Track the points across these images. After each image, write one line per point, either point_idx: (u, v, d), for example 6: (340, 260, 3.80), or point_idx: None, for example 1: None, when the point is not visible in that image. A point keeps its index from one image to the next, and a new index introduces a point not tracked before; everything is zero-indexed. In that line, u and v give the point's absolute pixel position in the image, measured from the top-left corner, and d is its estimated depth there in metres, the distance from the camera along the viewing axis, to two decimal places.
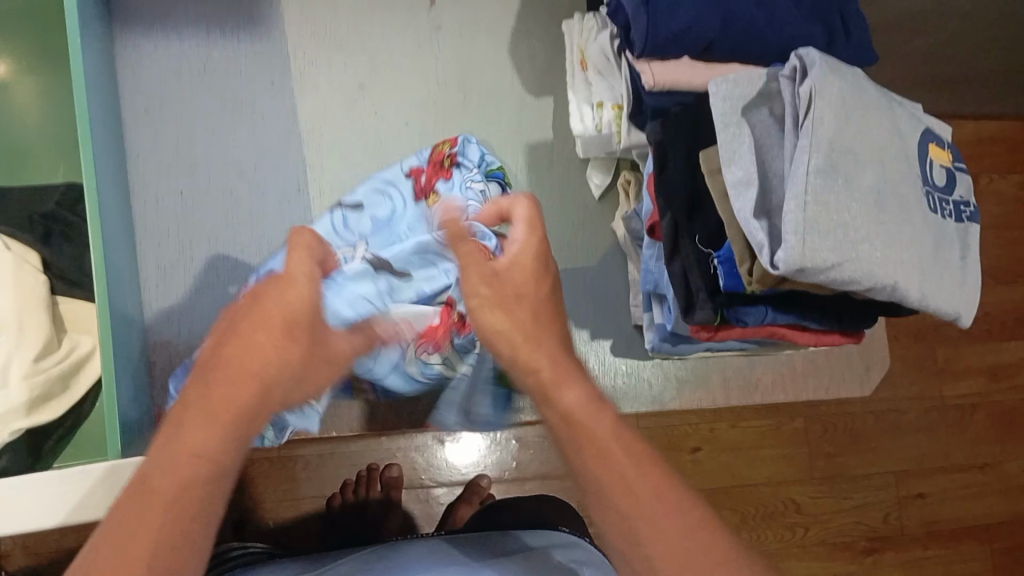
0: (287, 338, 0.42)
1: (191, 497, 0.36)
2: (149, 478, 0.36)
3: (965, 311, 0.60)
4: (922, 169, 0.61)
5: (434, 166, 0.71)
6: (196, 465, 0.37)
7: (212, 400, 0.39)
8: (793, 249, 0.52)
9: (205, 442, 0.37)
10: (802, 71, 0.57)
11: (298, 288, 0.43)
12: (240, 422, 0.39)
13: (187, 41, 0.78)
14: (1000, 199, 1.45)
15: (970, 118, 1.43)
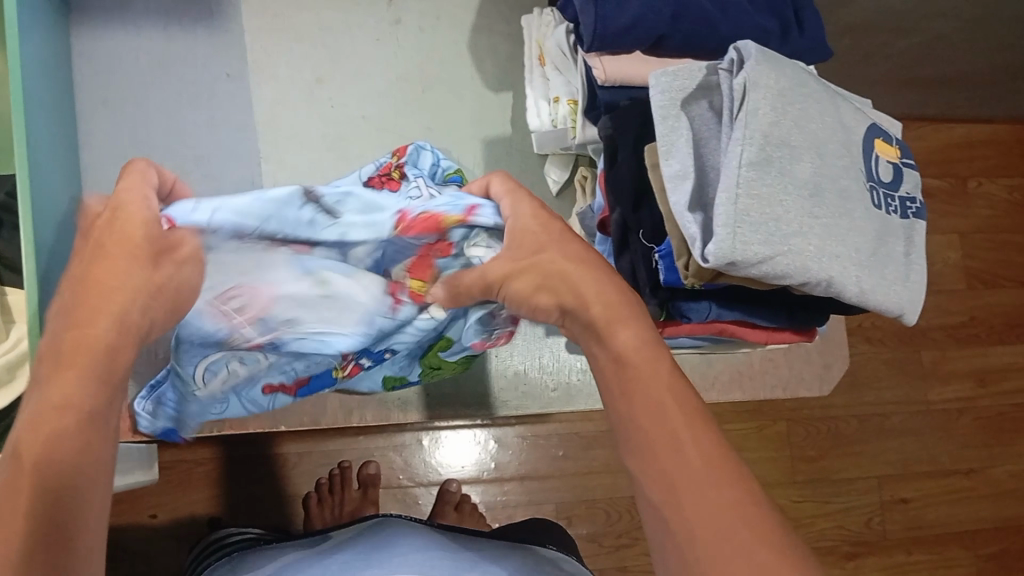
0: (136, 267, 0.42)
1: (64, 443, 0.36)
2: (18, 444, 0.36)
3: (909, 308, 0.59)
4: (866, 164, 0.60)
5: (383, 175, 0.69)
6: (62, 415, 0.37)
7: (70, 344, 0.39)
8: (724, 242, 0.52)
9: (72, 390, 0.38)
10: (739, 63, 0.56)
11: (132, 212, 0.43)
12: (105, 361, 0.40)
13: (144, 30, 0.77)
14: (988, 202, 1.44)
15: (956, 121, 1.43)
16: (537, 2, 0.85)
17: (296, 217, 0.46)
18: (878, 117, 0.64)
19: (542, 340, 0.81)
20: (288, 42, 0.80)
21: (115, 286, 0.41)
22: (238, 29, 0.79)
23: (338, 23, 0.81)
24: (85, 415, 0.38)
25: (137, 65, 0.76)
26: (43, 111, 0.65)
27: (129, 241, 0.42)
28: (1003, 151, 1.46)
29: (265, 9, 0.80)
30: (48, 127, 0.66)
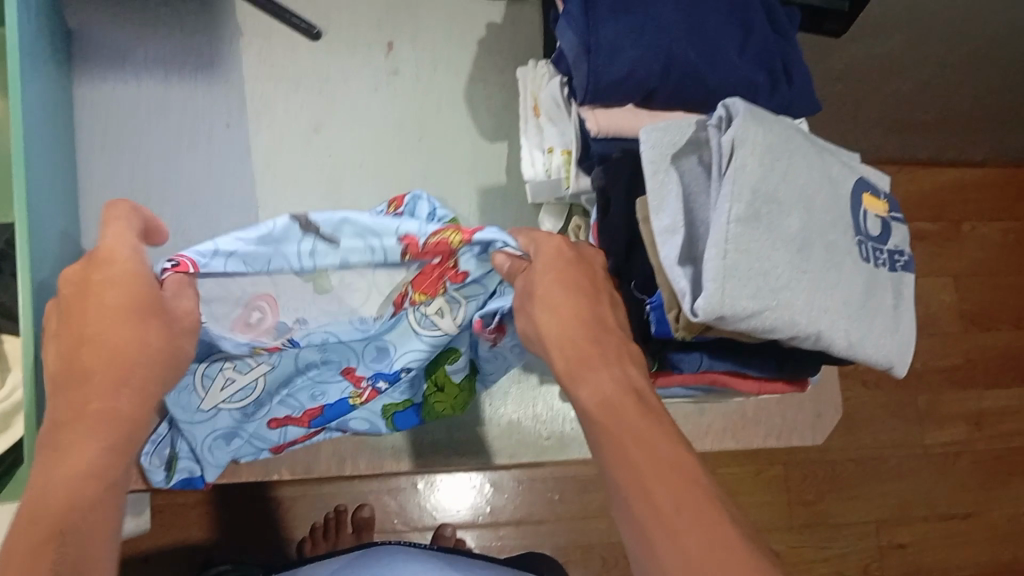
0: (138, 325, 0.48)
1: (97, 493, 0.44)
2: (42, 501, 0.42)
3: (898, 360, 0.60)
4: (854, 218, 0.61)
5: None
6: (89, 478, 0.44)
7: (86, 406, 0.46)
8: (713, 296, 0.52)
9: (89, 453, 0.44)
10: (728, 120, 0.57)
11: (123, 269, 0.49)
12: (121, 432, 0.47)
13: (146, 80, 0.78)
14: (981, 244, 1.45)
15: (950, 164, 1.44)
16: (532, 52, 0.86)
17: (294, 250, 0.52)
18: (866, 170, 0.64)
19: (536, 388, 0.81)
20: (287, 91, 0.81)
21: (119, 351, 0.48)
22: (238, 78, 0.80)
23: (336, 73, 0.82)
24: (105, 475, 0.45)
25: (139, 113, 0.77)
26: (44, 161, 0.66)
27: (131, 308, 0.48)
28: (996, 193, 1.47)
29: (265, 59, 0.81)
30: (48, 177, 0.67)
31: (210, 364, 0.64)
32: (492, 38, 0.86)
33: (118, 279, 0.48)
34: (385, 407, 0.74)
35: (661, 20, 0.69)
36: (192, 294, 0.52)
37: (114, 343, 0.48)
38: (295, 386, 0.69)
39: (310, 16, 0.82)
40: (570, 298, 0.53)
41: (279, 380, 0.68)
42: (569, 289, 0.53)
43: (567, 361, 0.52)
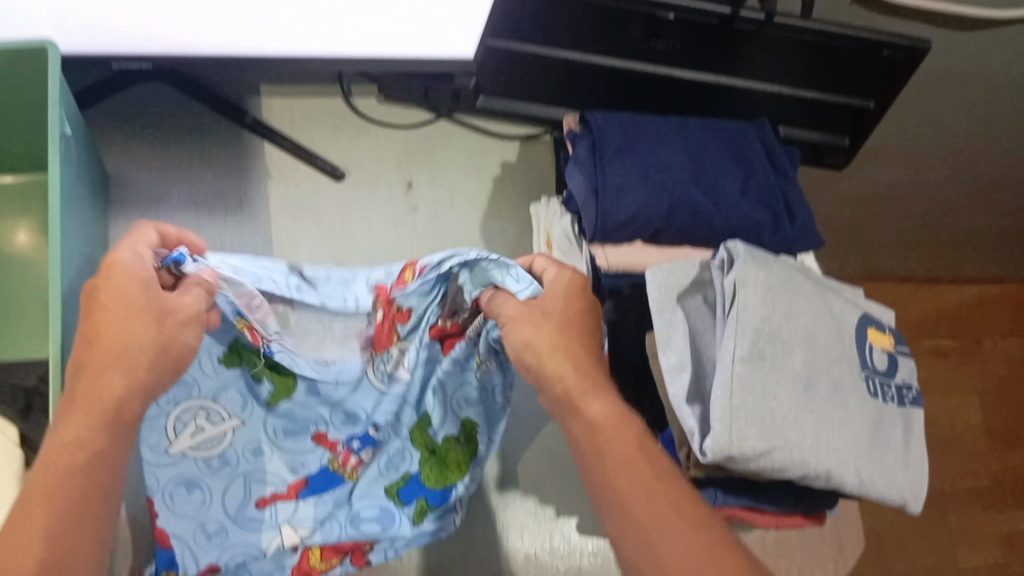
0: (127, 316, 0.53)
1: (75, 474, 0.46)
2: (33, 484, 0.46)
3: (912, 497, 0.59)
4: (860, 354, 0.62)
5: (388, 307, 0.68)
6: (73, 453, 0.47)
7: (78, 393, 0.50)
8: (721, 436, 0.53)
9: (75, 430, 0.48)
10: (730, 262, 0.60)
11: (117, 277, 0.55)
12: (110, 413, 0.50)
13: (178, 220, 0.82)
14: (990, 362, 1.50)
15: (953, 281, 1.51)
16: (545, 188, 0.90)
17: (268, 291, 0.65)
18: (871, 306, 0.66)
19: (552, 521, 0.76)
20: (311, 228, 0.84)
21: (118, 342, 0.53)
22: (265, 217, 0.84)
23: (358, 210, 0.86)
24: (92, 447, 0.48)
25: None
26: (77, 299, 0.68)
27: (133, 314, 0.54)
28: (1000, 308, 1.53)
29: (291, 198, 0.85)
30: None
31: (186, 405, 0.65)
32: (507, 176, 0.90)
33: (121, 284, 0.54)
34: (388, 486, 0.69)
35: (664, 163, 0.73)
36: (202, 295, 0.60)
37: (115, 335, 0.53)
38: (266, 458, 0.68)
39: (334, 158, 0.87)
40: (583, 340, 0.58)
41: (251, 442, 0.67)
42: (581, 330, 0.59)
43: (572, 386, 0.55)
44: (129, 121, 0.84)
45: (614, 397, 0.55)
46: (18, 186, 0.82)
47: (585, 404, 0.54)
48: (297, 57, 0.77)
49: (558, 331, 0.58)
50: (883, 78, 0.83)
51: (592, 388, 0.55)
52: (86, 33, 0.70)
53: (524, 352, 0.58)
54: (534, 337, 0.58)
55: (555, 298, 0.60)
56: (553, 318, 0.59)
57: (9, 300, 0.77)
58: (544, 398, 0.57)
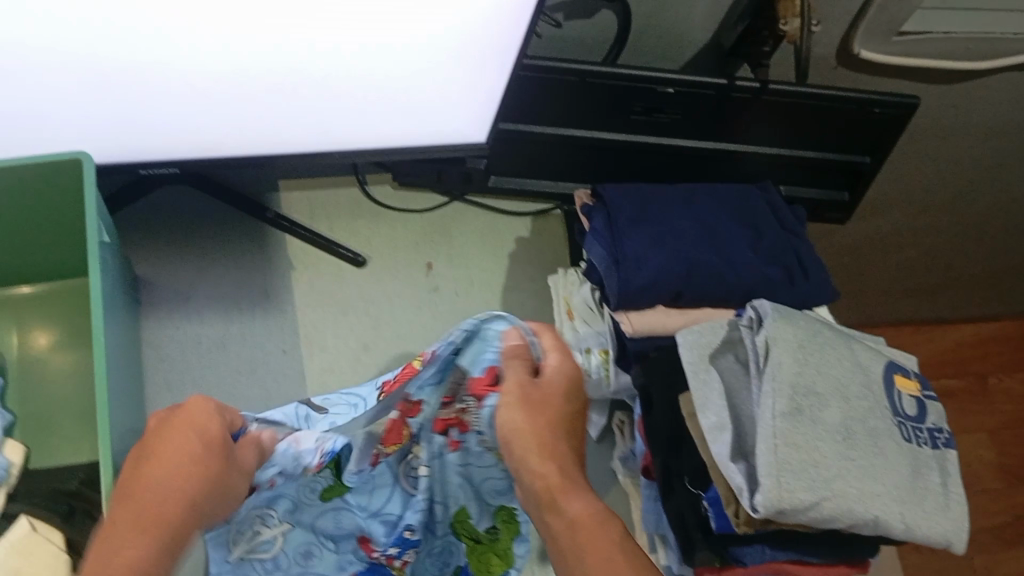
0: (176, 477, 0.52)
1: None
2: None
3: (955, 537, 0.60)
4: (890, 400, 0.64)
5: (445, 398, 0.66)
6: None
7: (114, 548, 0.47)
8: (769, 491, 0.55)
9: None
10: (758, 320, 0.62)
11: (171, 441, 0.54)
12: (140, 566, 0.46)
13: (207, 319, 0.83)
14: (995, 397, 1.53)
15: (948, 322, 1.55)
16: (560, 260, 0.93)
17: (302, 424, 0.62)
18: (893, 353, 0.68)
19: None
20: (336, 314, 0.86)
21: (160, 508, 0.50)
22: (292, 308, 0.85)
23: (380, 294, 0.88)
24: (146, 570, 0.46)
25: (198, 348, 0.82)
26: (119, 402, 0.69)
27: (186, 453, 0.53)
28: (998, 345, 1.57)
29: (314, 287, 0.87)
30: (123, 416, 0.70)
31: (248, 514, 0.65)
32: (522, 250, 0.92)
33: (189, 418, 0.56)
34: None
35: (679, 230, 0.76)
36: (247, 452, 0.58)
37: (151, 501, 0.50)
38: (314, 562, 0.70)
39: (354, 245, 0.90)
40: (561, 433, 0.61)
41: (302, 545, 0.69)
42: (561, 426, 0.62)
43: (552, 483, 0.58)
44: (154, 225, 0.86)
45: (592, 497, 0.57)
46: (33, 297, 0.82)
47: (559, 489, 0.57)
48: (316, 153, 0.78)
49: (548, 428, 0.61)
50: (874, 135, 0.87)
51: (570, 487, 0.57)
52: (118, 146, 0.72)
53: (512, 435, 0.60)
54: (522, 423, 0.60)
55: (554, 385, 0.63)
56: (549, 410, 0.61)
57: (41, 408, 0.78)
58: (519, 491, 0.60)
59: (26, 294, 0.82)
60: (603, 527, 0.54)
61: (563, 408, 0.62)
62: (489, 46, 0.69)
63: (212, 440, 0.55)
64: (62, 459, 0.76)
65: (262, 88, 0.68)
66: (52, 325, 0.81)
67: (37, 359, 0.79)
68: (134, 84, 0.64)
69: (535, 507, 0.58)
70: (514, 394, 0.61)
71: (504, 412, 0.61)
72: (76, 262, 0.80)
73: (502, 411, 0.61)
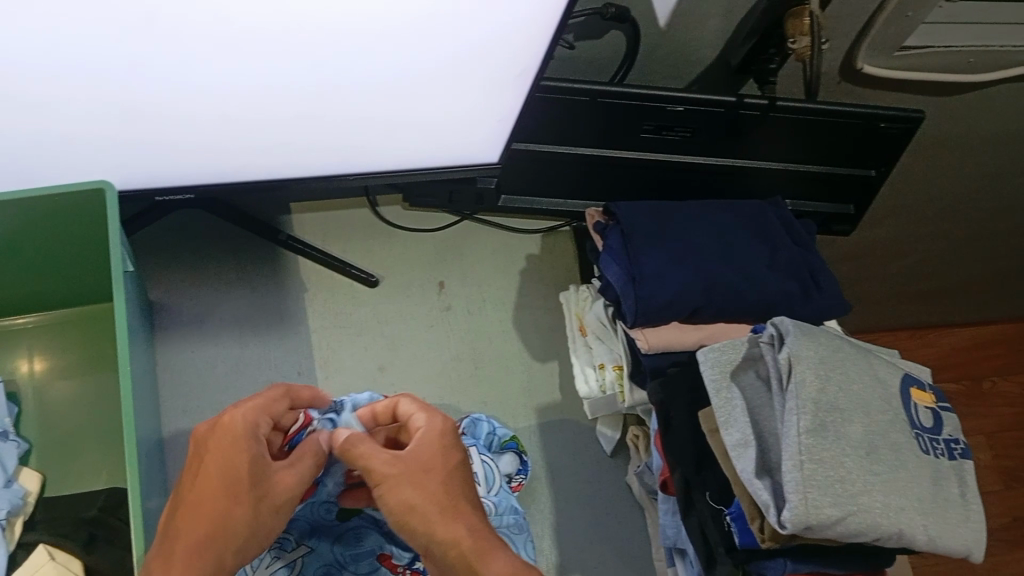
0: (230, 501, 0.54)
1: None
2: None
3: (976, 547, 0.62)
4: (907, 412, 0.65)
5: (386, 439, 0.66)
6: None
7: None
8: (799, 509, 0.56)
9: None
10: (779, 337, 0.63)
11: (231, 440, 0.55)
12: None
13: (222, 344, 0.83)
14: (992, 402, 1.55)
15: (943, 328, 1.57)
16: (570, 277, 0.94)
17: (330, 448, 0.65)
18: (907, 365, 0.70)
19: None
20: (350, 335, 0.86)
21: (215, 529, 0.53)
22: (306, 330, 0.86)
23: (395, 314, 0.88)
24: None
25: (215, 372, 0.82)
26: (143, 430, 0.69)
27: (224, 473, 0.54)
28: (993, 349, 1.59)
29: (329, 308, 0.87)
30: (146, 444, 0.70)
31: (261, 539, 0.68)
32: (533, 268, 0.93)
33: (228, 431, 0.56)
34: None
35: (693, 247, 0.77)
36: (309, 464, 0.59)
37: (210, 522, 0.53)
38: None
39: (367, 265, 0.90)
40: (455, 493, 0.58)
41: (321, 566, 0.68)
42: (448, 485, 0.58)
43: (468, 549, 0.55)
44: (168, 249, 0.87)
45: (509, 553, 0.55)
46: (44, 325, 0.82)
47: (472, 552, 0.54)
48: (330, 176, 0.79)
49: (442, 494, 0.58)
50: (879, 149, 0.89)
51: (486, 546, 0.55)
52: (137, 174, 0.72)
53: (409, 514, 0.57)
54: (412, 500, 0.57)
55: (427, 456, 0.59)
56: (433, 475, 0.58)
57: (60, 436, 0.77)
58: (432, 568, 0.56)
59: (29, 325, 0.82)
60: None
61: (445, 462, 0.60)
62: (507, 71, 0.69)
63: (246, 452, 0.55)
64: (81, 487, 0.75)
65: (281, 114, 0.69)
66: (66, 352, 0.81)
67: (54, 388, 0.79)
68: (155, 113, 0.65)
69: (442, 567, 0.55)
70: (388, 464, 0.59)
71: (390, 492, 0.57)
72: (91, 287, 0.80)
73: (386, 492, 0.58)
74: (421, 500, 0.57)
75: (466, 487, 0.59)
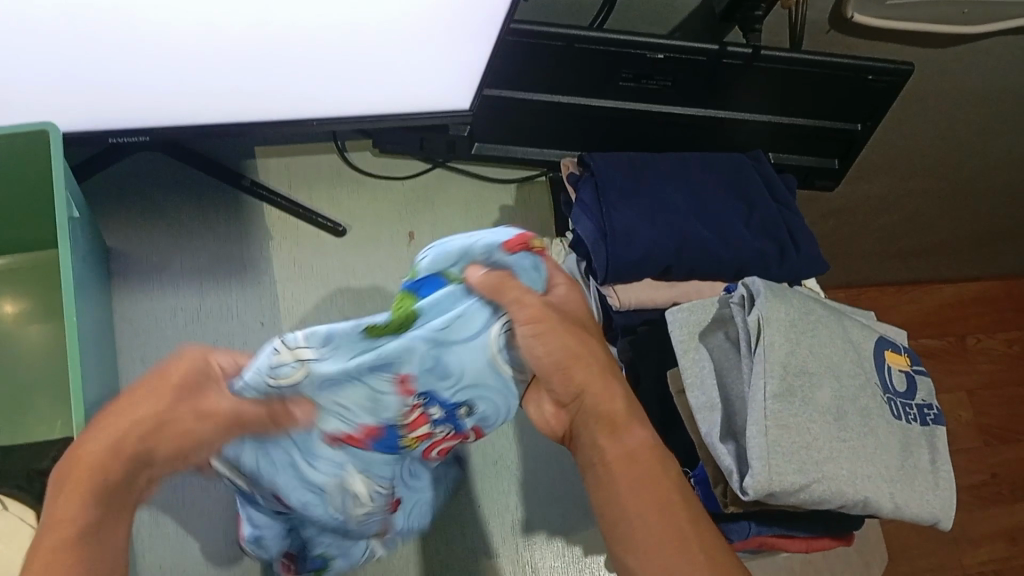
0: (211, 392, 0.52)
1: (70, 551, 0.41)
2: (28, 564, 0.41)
3: (944, 514, 0.60)
4: (880, 377, 0.63)
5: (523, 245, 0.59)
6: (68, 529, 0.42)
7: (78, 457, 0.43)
8: (760, 475, 0.54)
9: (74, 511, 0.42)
10: (750, 298, 0.61)
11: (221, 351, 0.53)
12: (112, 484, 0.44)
13: (183, 293, 0.81)
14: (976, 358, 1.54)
15: (927, 284, 1.55)
16: (545, 229, 0.91)
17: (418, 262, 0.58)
18: (882, 328, 0.68)
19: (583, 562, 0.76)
20: (317, 286, 0.84)
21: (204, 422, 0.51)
22: (269, 279, 0.83)
23: (364, 265, 0.85)
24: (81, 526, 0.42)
25: (173, 322, 0.79)
26: (95, 380, 0.67)
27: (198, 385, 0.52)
28: (979, 307, 1.57)
29: (293, 257, 0.84)
30: (98, 395, 0.67)
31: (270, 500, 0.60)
32: (506, 220, 0.91)
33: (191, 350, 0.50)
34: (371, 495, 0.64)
35: (669, 202, 0.74)
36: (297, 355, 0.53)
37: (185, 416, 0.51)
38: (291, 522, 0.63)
39: (335, 215, 0.87)
40: (589, 345, 0.57)
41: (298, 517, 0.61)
42: (583, 338, 0.57)
43: (617, 411, 0.55)
44: (130, 193, 0.84)
45: (646, 432, 0.56)
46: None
47: (619, 415, 0.55)
48: (292, 120, 0.75)
49: (602, 353, 0.57)
50: (867, 102, 0.86)
51: (631, 418, 0.56)
52: (88, 117, 0.69)
53: (559, 367, 0.55)
54: (568, 353, 0.55)
55: (576, 310, 0.59)
56: (594, 335, 0.58)
57: (13, 384, 0.75)
58: (579, 414, 0.56)
59: None
60: (658, 461, 0.53)
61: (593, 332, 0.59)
62: (480, 13, 0.66)
63: (201, 377, 0.49)
64: (38, 437, 0.74)
65: (238, 56, 0.65)
66: (24, 299, 0.78)
67: (8, 338, 0.76)
68: (107, 53, 0.61)
69: (589, 438, 0.55)
70: (522, 332, 0.55)
71: (547, 339, 0.55)
72: (48, 230, 0.77)
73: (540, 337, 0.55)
74: (565, 356, 0.55)
75: (611, 367, 0.58)
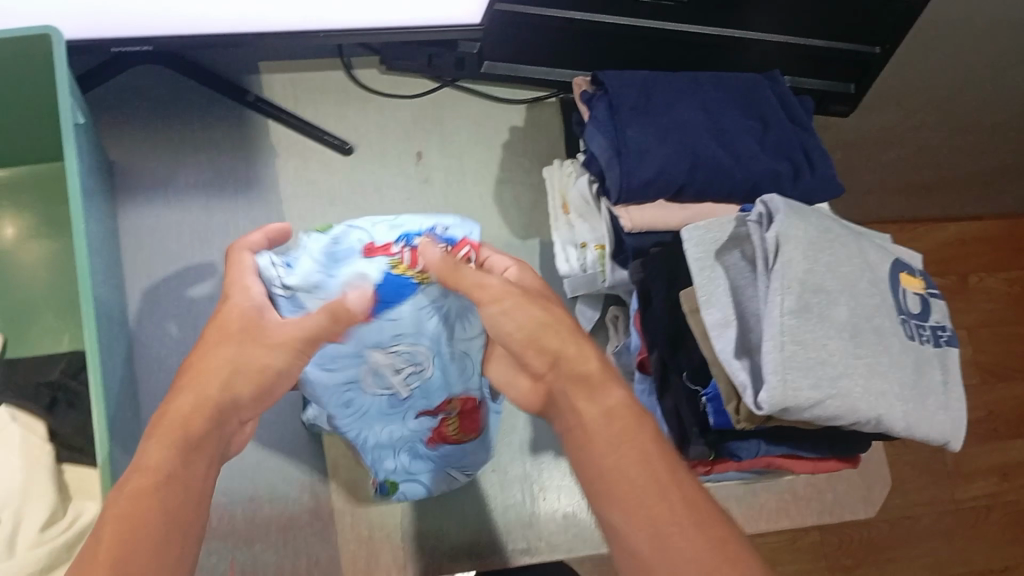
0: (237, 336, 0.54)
1: (156, 499, 0.45)
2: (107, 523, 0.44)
3: (953, 435, 0.60)
4: (895, 298, 0.63)
5: None
6: (150, 475, 0.46)
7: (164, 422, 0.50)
8: (775, 390, 0.54)
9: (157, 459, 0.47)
10: (768, 216, 0.60)
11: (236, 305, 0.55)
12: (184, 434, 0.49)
13: (188, 209, 0.80)
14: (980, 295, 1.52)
15: None
16: (554, 151, 0.90)
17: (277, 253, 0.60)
18: (898, 250, 0.67)
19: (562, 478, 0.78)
20: (323, 205, 0.82)
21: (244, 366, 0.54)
22: (273, 196, 0.82)
23: (370, 184, 0.84)
24: (166, 471, 0.46)
25: (178, 238, 0.79)
26: (101, 293, 0.66)
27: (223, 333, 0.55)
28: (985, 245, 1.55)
29: (298, 174, 0.83)
30: (106, 307, 0.67)
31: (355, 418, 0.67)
32: (516, 141, 0.89)
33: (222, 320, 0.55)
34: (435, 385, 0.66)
35: (684, 120, 0.73)
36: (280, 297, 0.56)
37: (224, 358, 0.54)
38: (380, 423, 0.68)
39: (341, 133, 0.85)
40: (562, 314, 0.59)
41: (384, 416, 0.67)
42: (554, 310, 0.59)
43: (590, 370, 0.57)
44: (131, 107, 0.82)
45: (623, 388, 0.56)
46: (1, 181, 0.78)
47: (596, 376, 0.56)
48: (299, 31, 0.73)
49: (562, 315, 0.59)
50: (887, 25, 0.84)
51: (608, 376, 0.57)
52: (87, 21, 0.67)
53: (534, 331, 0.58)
54: (532, 318, 0.58)
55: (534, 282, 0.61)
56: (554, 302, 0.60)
57: (18, 296, 0.74)
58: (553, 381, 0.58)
59: None
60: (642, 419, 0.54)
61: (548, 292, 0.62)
62: None
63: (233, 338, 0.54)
64: (43, 351, 0.73)
65: None
66: (25, 213, 0.77)
67: (10, 252, 0.75)
68: None
69: (567, 402, 0.56)
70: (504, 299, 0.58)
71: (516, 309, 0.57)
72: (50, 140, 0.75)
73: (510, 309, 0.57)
74: (537, 321, 0.58)
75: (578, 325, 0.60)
